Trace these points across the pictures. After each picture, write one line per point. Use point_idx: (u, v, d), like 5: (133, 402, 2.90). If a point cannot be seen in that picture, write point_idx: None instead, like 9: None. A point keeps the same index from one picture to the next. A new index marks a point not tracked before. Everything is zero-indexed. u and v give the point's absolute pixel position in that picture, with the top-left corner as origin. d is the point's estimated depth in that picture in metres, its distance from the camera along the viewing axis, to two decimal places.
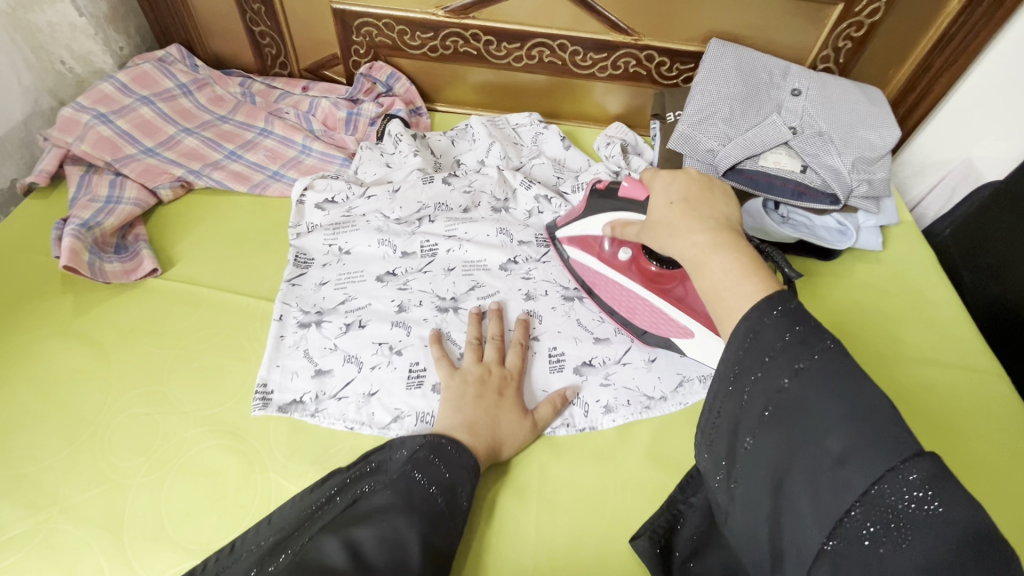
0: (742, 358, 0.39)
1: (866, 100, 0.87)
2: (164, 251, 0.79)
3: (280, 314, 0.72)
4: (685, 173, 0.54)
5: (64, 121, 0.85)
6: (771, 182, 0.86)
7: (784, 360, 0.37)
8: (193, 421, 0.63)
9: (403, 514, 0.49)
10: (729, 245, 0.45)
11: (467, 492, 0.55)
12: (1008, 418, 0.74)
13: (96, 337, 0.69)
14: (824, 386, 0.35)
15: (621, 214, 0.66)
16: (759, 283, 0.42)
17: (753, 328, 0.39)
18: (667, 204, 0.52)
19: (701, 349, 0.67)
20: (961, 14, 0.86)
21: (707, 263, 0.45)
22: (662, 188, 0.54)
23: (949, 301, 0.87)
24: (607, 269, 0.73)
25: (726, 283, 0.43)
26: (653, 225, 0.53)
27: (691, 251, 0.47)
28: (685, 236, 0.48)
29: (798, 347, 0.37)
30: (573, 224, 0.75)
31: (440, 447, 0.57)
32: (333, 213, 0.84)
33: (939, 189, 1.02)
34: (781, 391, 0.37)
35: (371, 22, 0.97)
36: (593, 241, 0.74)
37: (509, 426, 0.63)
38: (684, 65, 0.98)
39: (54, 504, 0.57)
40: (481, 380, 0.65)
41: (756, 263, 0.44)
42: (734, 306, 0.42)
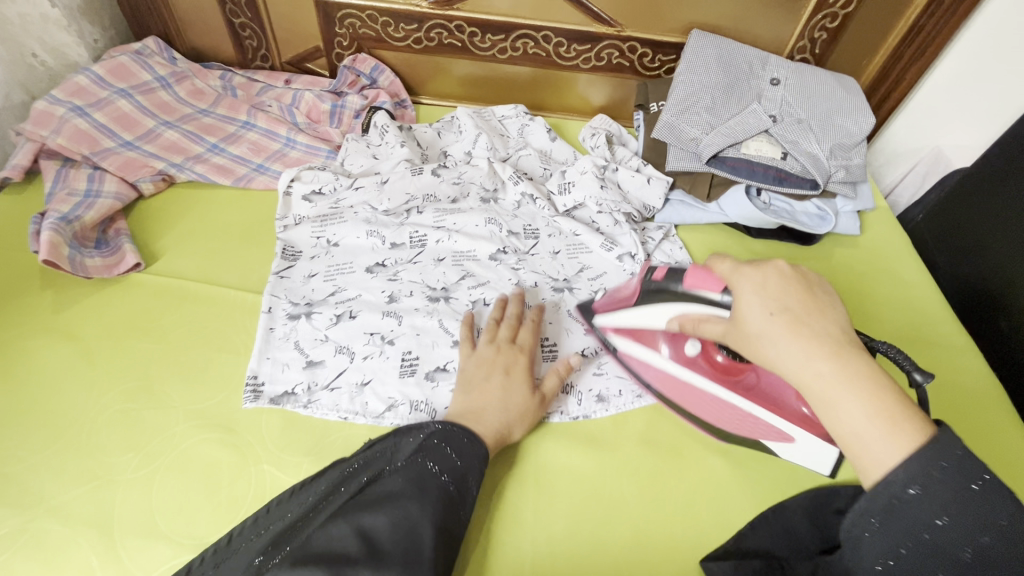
0: (905, 507, 0.40)
1: (841, 89, 0.90)
2: (147, 246, 0.77)
3: (269, 306, 0.71)
4: (772, 271, 0.50)
5: (39, 114, 0.83)
6: (752, 169, 0.88)
7: (934, 504, 0.39)
8: (183, 416, 0.62)
9: (415, 500, 0.50)
10: (857, 381, 0.43)
11: (477, 479, 0.56)
12: (981, 394, 0.78)
13: (79, 333, 0.67)
14: (962, 528, 0.39)
15: (689, 309, 0.57)
16: (910, 438, 0.41)
17: (919, 479, 0.39)
18: (768, 316, 0.47)
19: (800, 451, 0.63)
20: (929, 6, 0.90)
21: (837, 405, 0.43)
22: (752, 293, 0.49)
23: (924, 282, 0.90)
24: (672, 367, 0.67)
25: (867, 432, 0.42)
26: (750, 336, 0.48)
27: (813, 386, 0.44)
28: (806, 366, 0.44)
29: (948, 493, 0.39)
30: (623, 311, 0.66)
31: (452, 435, 0.57)
32: (320, 205, 0.83)
33: (911, 176, 1.06)
34: (933, 529, 0.39)
35: (354, 14, 0.97)
36: (648, 334, 0.68)
37: (516, 406, 0.63)
38: (666, 56, 1.00)
39: (40, 503, 0.55)
40: (491, 359, 0.65)
41: (895, 406, 0.42)
42: (881, 459, 0.41)
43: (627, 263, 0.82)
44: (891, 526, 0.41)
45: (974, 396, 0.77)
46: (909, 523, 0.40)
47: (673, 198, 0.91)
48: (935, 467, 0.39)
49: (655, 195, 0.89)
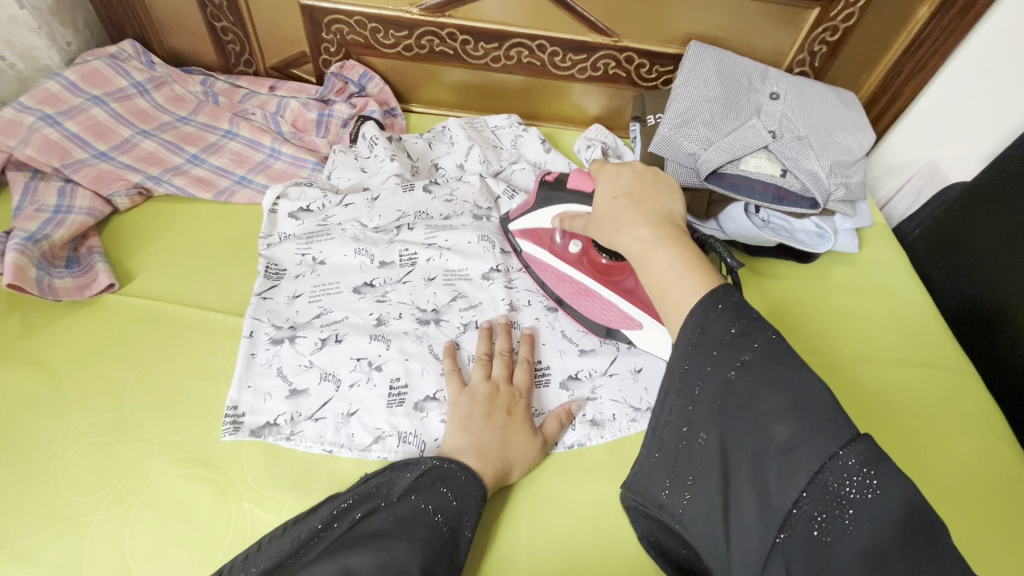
0: (694, 340, 0.42)
1: (841, 105, 0.88)
2: (121, 264, 0.73)
3: (250, 330, 0.68)
4: (628, 168, 0.56)
5: (6, 122, 0.78)
6: (752, 187, 0.85)
7: (731, 354, 0.40)
8: (158, 450, 0.59)
9: (405, 541, 0.47)
10: (670, 240, 0.48)
11: (473, 522, 0.53)
12: (974, 408, 0.78)
13: (48, 361, 0.64)
14: (765, 378, 0.39)
15: (569, 208, 0.68)
16: (700, 277, 0.44)
17: (700, 321, 0.42)
18: (612, 199, 0.54)
19: (647, 339, 0.68)
20: (931, 20, 0.88)
21: (652, 259, 0.48)
22: (608, 184, 0.56)
23: (921, 302, 0.89)
24: (557, 259, 0.74)
25: (670, 276, 0.46)
26: (599, 219, 0.56)
27: (637, 248, 0.50)
28: (630, 232, 0.50)
29: (740, 341, 0.40)
30: (524, 215, 0.75)
31: (449, 474, 0.55)
32: (307, 222, 0.80)
33: (907, 189, 1.05)
34: (729, 384, 0.40)
35: (342, 20, 0.93)
36: (544, 233, 0.74)
37: (517, 447, 0.61)
38: (664, 67, 0.98)
39: (4, 547, 0.52)
40: (489, 397, 0.63)
41: (696, 257, 0.46)
42: (677, 292, 0.45)
43: None
44: (685, 377, 0.42)
45: (951, 404, 0.78)
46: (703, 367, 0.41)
47: None
48: (713, 307, 0.42)
49: None
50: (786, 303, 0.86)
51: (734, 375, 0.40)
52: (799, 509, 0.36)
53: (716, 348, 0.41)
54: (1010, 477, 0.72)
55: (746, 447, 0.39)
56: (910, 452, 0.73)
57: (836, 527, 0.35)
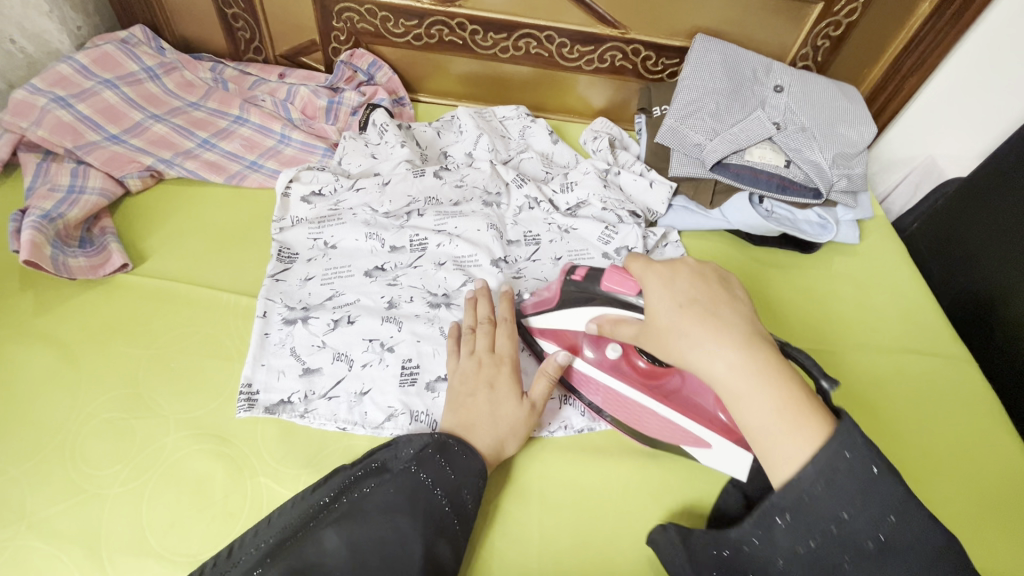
0: (819, 502, 0.42)
1: (844, 98, 0.90)
2: (134, 245, 0.74)
3: (263, 310, 0.69)
4: (682, 268, 0.53)
5: (18, 104, 0.79)
6: (756, 177, 0.87)
7: (864, 514, 0.42)
8: (174, 426, 0.59)
9: (407, 515, 0.50)
10: (766, 375, 0.46)
11: (474, 494, 0.55)
12: (959, 398, 0.79)
13: (63, 337, 0.64)
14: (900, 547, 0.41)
15: (608, 312, 0.59)
16: (813, 425, 0.44)
17: (826, 473, 0.42)
18: (678, 308, 0.50)
19: (716, 459, 0.61)
20: (931, 16, 0.90)
21: (746, 401, 0.46)
22: (661, 288, 0.52)
23: (920, 293, 0.91)
24: (593, 372, 0.66)
25: (775, 423, 0.44)
26: (660, 328, 0.51)
27: (729, 381, 0.46)
28: (716, 355, 0.47)
29: (871, 497, 0.42)
30: (545, 315, 0.67)
31: (447, 448, 0.56)
32: (319, 206, 0.80)
33: (904, 185, 1.07)
34: (863, 549, 0.42)
35: (353, 8, 0.94)
36: (573, 339, 0.67)
37: (506, 418, 0.60)
38: (670, 59, 0.99)
39: (23, 518, 0.53)
40: (473, 373, 0.62)
41: (801, 397, 0.45)
42: (794, 452, 0.43)
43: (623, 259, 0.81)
44: (805, 526, 0.43)
45: (935, 390, 0.79)
46: (834, 521, 0.42)
47: (676, 203, 0.90)
48: (841, 458, 0.42)
49: (658, 200, 0.88)
50: (789, 292, 0.88)
51: (871, 545, 0.42)
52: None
53: (846, 507, 0.42)
54: (1007, 463, 0.74)
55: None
56: (885, 430, 0.75)
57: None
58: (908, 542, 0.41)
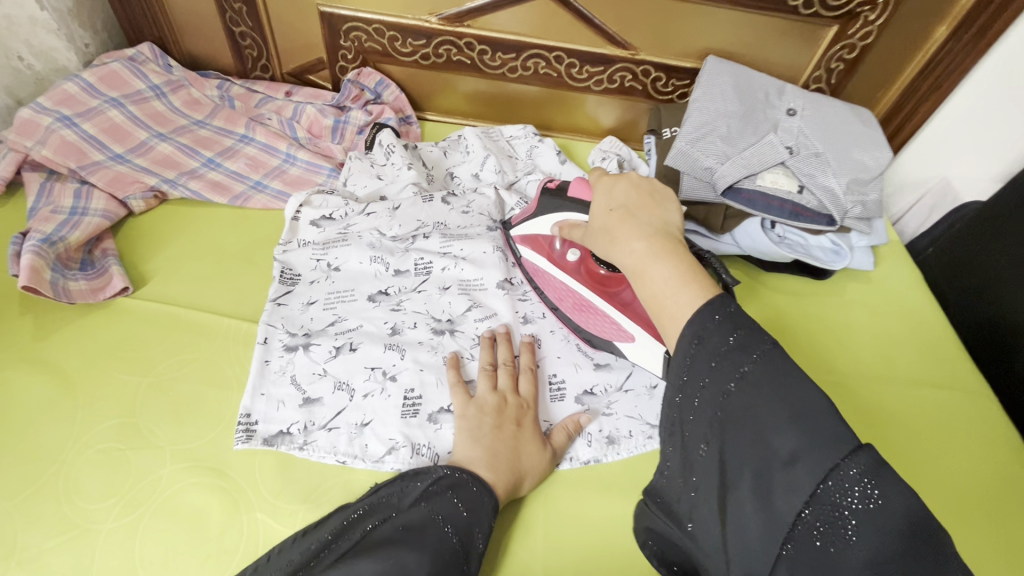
0: (684, 358, 0.41)
1: (858, 122, 0.88)
2: (136, 268, 0.73)
3: (264, 336, 0.67)
4: (624, 178, 0.55)
5: (23, 123, 0.78)
6: (769, 204, 0.85)
7: (731, 363, 0.39)
8: (170, 458, 0.58)
9: (413, 552, 0.46)
10: (666, 254, 0.46)
11: (485, 533, 0.52)
12: (970, 436, 0.76)
13: (61, 364, 0.63)
14: (765, 390, 0.38)
15: (570, 217, 0.68)
16: (698, 290, 0.43)
17: (698, 332, 0.41)
18: (607, 212, 0.53)
19: (639, 354, 0.66)
20: (948, 41, 0.88)
21: (646, 272, 0.46)
22: (603, 195, 0.55)
23: (937, 321, 0.88)
24: (555, 268, 0.73)
25: (665, 290, 0.44)
26: (594, 232, 0.54)
27: (632, 260, 0.48)
28: (624, 243, 0.49)
29: (739, 351, 0.39)
30: (525, 223, 0.75)
31: (462, 484, 0.54)
32: (328, 230, 0.79)
33: (918, 208, 1.05)
34: (727, 395, 0.39)
35: (361, 27, 0.93)
36: (545, 240, 0.74)
37: (527, 459, 0.60)
38: (680, 81, 0.98)
39: (13, 554, 0.51)
40: (497, 409, 0.62)
41: (694, 269, 0.45)
42: (676, 313, 0.43)
43: None
44: (686, 387, 0.41)
45: (939, 422, 0.77)
46: (701, 376, 0.40)
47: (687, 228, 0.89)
48: (711, 319, 0.41)
49: None
50: (800, 319, 0.86)
51: (734, 386, 0.39)
52: (804, 527, 0.35)
53: (714, 356, 0.40)
54: None
55: (751, 463, 0.37)
56: (898, 469, 0.72)
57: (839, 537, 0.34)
58: (786, 393, 0.37)
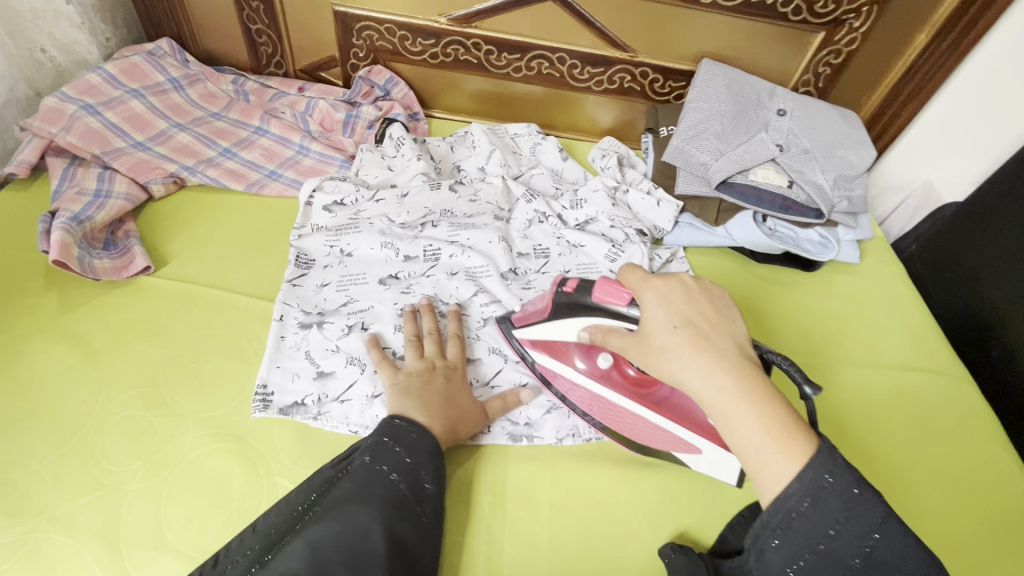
0: (806, 519, 0.43)
1: (844, 123, 0.93)
2: (156, 249, 0.76)
3: (280, 314, 0.70)
4: (680, 286, 0.53)
5: (48, 111, 0.81)
6: (760, 197, 0.90)
7: (848, 530, 0.43)
8: (193, 424, 0.61)
9: (363, 506, 0.49)
10: (753, 398, 0.47)
11: (431, 474, 0.55)
12: (931, 416, 0.80)
13: (86, 336, 0.66)
14: (880, 562, 0.43)
15: (599, 321, 0.60)
16: (800, 449, 0.45)
17: (813, 494, 0.43)
18: (672, 328, 0.50)
19: (705, 463, 0.63)
20: (928, 47, 0.93)
21: (735, 419, 0.46)
22: (659, 305, 0.52)
23: (920, 312, 0.93)
24: (589, 383, 0.66)
25: (759, 443, 0.45)
26: (655, 348, 0.51)
27: (717, 400, 0.47)
28: (708, 377, 0.47)
29: (860, 523, 0.43)
30: (533, 327, 0.66)
31: (397, 430, 0.56)
32: (340, 215, 0.82)
33: (903, 209, 1.10)
34: (847, 566, 0.43)
35: (373, 27, 0.98)
36: (563, 347, 0.67)
37: (458, 407, 0.62)
38: (676, 82, 1.02)
39: (43, 512, 0.53)
40: (425, 370, 0.64)
41: (786, 419, 0.46)
42: (779, 472, 0.44)
43: None
44: (800, 546, 0.43)
45: (922, 405, 0.81)
46: (822, 540, 0.43)
47: (682, 221, 0.93)
48: (824, 481, 0.43)
49: (664, 218, 0.91)
50: (790, 309, 0.90)
51: (857, 560, 0.43)
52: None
53: (836, 525, 0.43)
54: (1007, 479, 0.75)
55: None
56: (888, 451, 0.76)
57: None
58: (900, 563, 0.43)
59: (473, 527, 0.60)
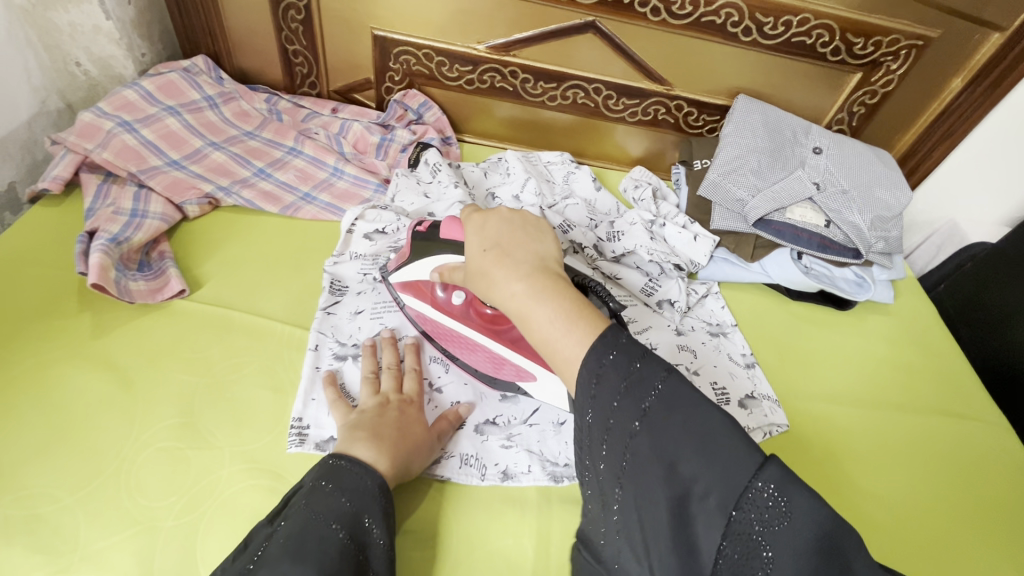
0: (590, 395, 0.41)
1: (879, 163, 0.93)
2: (190, 270, 0.75)
3: (315, 344, 0.68)
4: (496, 215, 0.54)
5: (84, 126, 0.80)
6: (797, 235, 0.90)
7: (631, 401, 0.40)
8: (229, 458, 0.59)
9: (303, 564, 0.43)
10: (548, 295, 0.45)
11: (377, 519, 0.49)
12: (945, 457, 0.79)
13: (121, 362, 0.64)
14: (665, 432, 0.38)
15: (448, 259, 0.62)
16: (587, 327, 0.43)
17: (597, 368, 0.41)
18: (481, 252, 0.51)
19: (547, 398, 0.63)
20: (963, 91, 0.94)
21: (530, 316, 0.45)
22: (474, 233, 0.54)
23: (955, 355, 0.92)
24: (442, 315, 0.68)
25: (554, 333, 0.44)
26: (472, 274, 0.52)
27: (513, 303, 0.46)
28: (504, 285, 0.47)
29: (640, 386, 0.40)
30: (403, 268, 0.68)
31: (337, 471, 0.51)
32: (380, 243, 0.81)
33: (927, 246, 1.11)
34: (632, 437, 0.39)
35: (410, 51, 0.98)
36: (425, 287, 0.68)
37: (411, 440, 0.59)
38: (711, 116, 1.03)
39: (75, 550, 0.51)
40: (378, 407, 0.60)
41: (576, 306, 0.45)
42: (571, 354, 0.43)
43: (667, 310, 0.84)
44: (594, 429, 0.42)
45: (962, 453, 0.80)
46: (608, 402, 0.40)
47: (717, 255, 0.93)
48: (606, 357, 0.41)
49: (701, 253, 0.90)
50: (825, 347, 0.89)
51: (638, 426, 0.39)
52: (726, 562, 0.34)
53: (616, 398, 0.40)
54: None
55: (660, 497, 0.37)
56: (933, 499, 0.74)
57: (760, 566, 0.34)
58: (687, 418, 0.38)
59: (517, 572, 0.57)
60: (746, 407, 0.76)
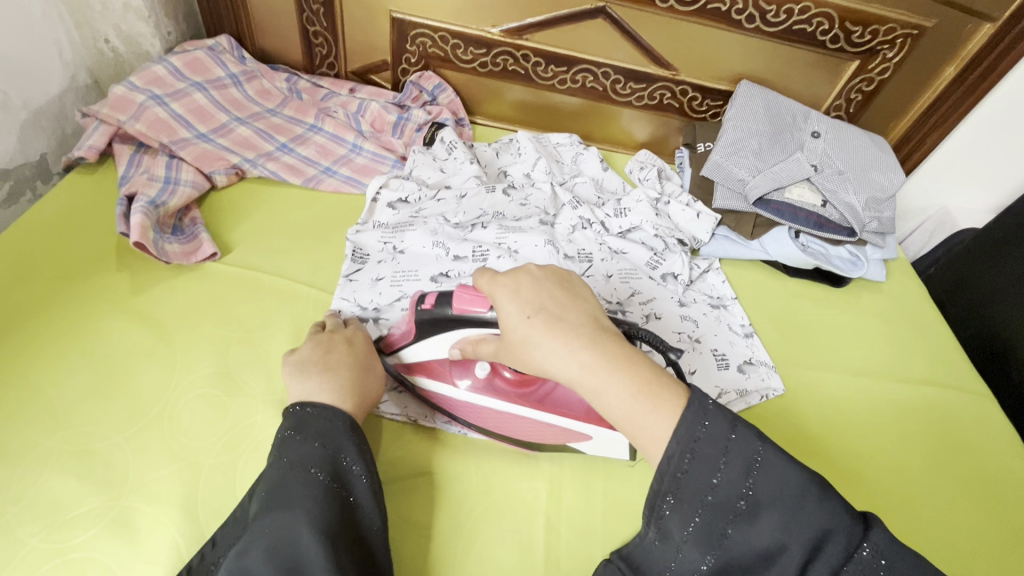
0: (687, 474, 0.43)
1: (874, 146, 0.97)
2: (220, 236, 0.79)
3: (338, 309, 0.73)
4: (524, 273, 0.52)
5: (117, 98, 0.84)
6: (796, 214, 0.95)
7: (733, 477, 0.42)
8: (263, 405, 0.63)
9: (284, 510, 0.46)
10: (615, 367, 0.46)
11: (354, 457, 0.53)
12: (930, 422, 0.84)
13: (159, 317, 0.68)
14: (772, 509, 0.42)
15: (465, 334, 0.60)
16: (669, 401, 0.45)
17: (689, 444, 0.43)
18: (526, 319, 0.49)
19: (599, 446, 0.63)
20: (955, 81, 0.99)
21: (604, 392, 0.46)
22: (509, 299, 0.50)
23: (944, 331, 0.96)
24: (469, 396, 0.64)
25: (636, 407, 0.45)
26: (515, 343, 0.50)
27: (585, 377, 0.46)
28: (569, 360, 0.47)
29: (740, 462, 0.43)
30: (410, 349, 0.65)
31: (304, 419, 0.53)
32: (402, 212, 0.86)
33: (919, 233, 1.16)
34: (735, 512, 0.42)
35: (427, 34, 1.01)
36: (439, 368, 0.65)
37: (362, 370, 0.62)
38: (714, 101, 1.07)
39: (126, 482, 0.55)
40: (324, 343, 0.63)
41: (643, 374, 0.46)
42: (656, 431, 0.44)
43: (670, 282, 0.89)
44: (687, 503, 0.43)
45: (947, 419, 0.84)
46: (709, 478, 0.43)
47: (718, 233, 0.97)
48: (700, 427, 0.43)
49: (703, 230, 0.95)
50: (820, 322, 0.93)
51: (742, 504, 0.42)
52: None
53: (716, 472, 0.43)
54: None
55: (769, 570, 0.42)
56: (919, 461, 0.79)
57: None
58: (790, 497, 0.42)
59: (531, 514, 0.62)
60: (743, 371, 0.82)
